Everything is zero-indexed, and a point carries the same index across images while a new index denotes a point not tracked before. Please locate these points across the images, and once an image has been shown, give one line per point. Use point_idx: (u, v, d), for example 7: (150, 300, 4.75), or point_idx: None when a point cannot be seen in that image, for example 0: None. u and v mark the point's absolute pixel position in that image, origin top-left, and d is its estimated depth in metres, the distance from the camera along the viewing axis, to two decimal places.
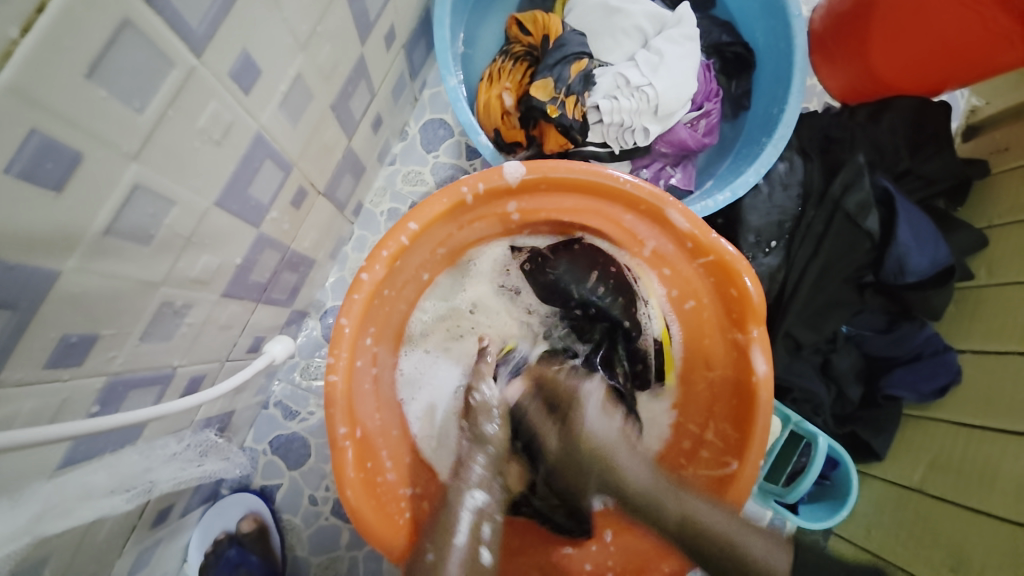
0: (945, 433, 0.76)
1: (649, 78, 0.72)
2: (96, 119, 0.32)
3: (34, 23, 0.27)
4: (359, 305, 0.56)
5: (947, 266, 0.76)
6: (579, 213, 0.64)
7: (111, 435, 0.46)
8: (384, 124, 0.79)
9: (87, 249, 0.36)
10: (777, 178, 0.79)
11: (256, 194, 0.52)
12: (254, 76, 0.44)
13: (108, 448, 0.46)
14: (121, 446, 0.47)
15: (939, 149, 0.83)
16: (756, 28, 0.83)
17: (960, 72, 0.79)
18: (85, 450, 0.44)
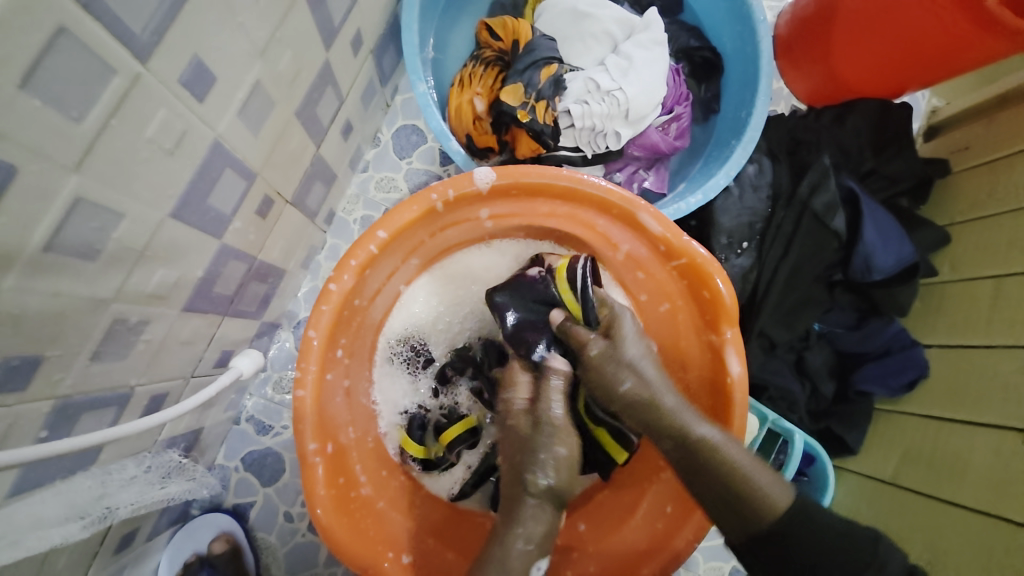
0: (916, 426, 0.78)
1: (619, 83, 0.73)
2: (29, 131, 0.31)
3: None
4: (327, 319, 0.54)
5: (911, 264, 0.78)
6: (553, 217, 0.64)
7: (60, 462, 0.43)
8: (355, 130, 0.77)
9: (26, 266, 0.34)
10: (747, 180, 0.80)
11: (216, 204, 0.50)
12: (208, 82, 0.42)
13: (57, 476, 0.43)
14: (77, 472, 0.45)
15: (900, 150, 0.86)
16: (723, 33, 0.85)
17: (919, 73, 0.82)
18: (32, 478, 0.41)
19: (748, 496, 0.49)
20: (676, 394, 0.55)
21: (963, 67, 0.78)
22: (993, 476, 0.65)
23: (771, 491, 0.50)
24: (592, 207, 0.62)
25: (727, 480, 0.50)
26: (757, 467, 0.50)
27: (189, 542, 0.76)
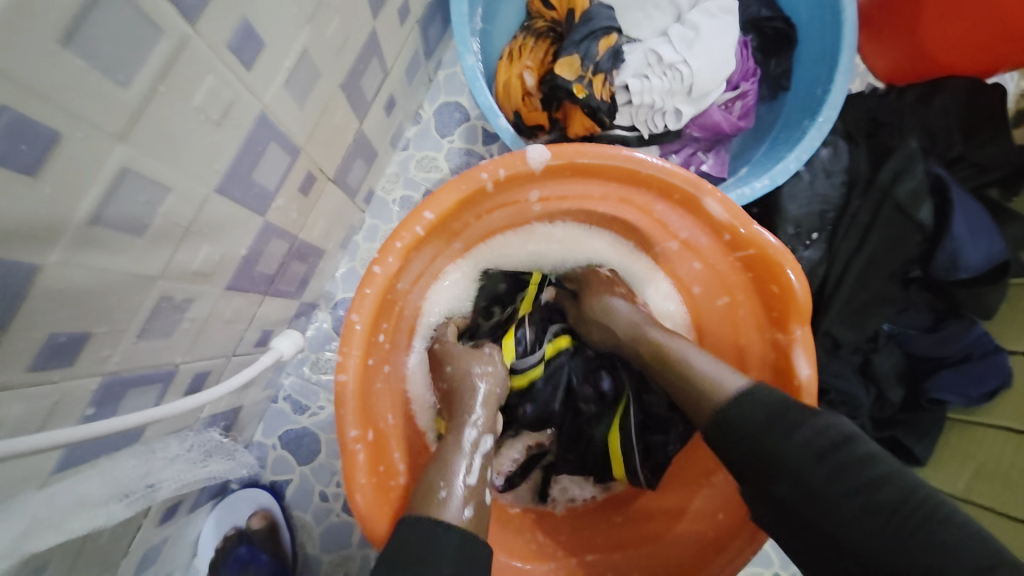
0: (994, 439, 0.71)
1: (684, 55, 0.67)
2: (74, 95, 0.29)
3: None
4: (371, 303, 0.52)
5: (1003, 262, 0.70)
6: (607, 200, 0.60)
7: (108, 439, 0.43)
8: (398, 105, 0.74)
9: (71, 240, 0.33)
10: (820, 165, 0.73)
11: (260, 179, 0.48)
12: (257, 48, 0.40)
13: (104, 452, 0.43)
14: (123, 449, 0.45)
15: (996, 136, 0.76)
16: (799, 0, 0.76)
17: (1017, 51, 0.71)
18: (81, 454, 0.40)
19: (691, 383, 0.51)
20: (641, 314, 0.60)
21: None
22: None
23: (725, 380, 0.50)
24: (653, 192, 0.58)
25: (682, 376, 0.52)
26: (726, 372, 0.51)
27: (229, 516, 0.78)
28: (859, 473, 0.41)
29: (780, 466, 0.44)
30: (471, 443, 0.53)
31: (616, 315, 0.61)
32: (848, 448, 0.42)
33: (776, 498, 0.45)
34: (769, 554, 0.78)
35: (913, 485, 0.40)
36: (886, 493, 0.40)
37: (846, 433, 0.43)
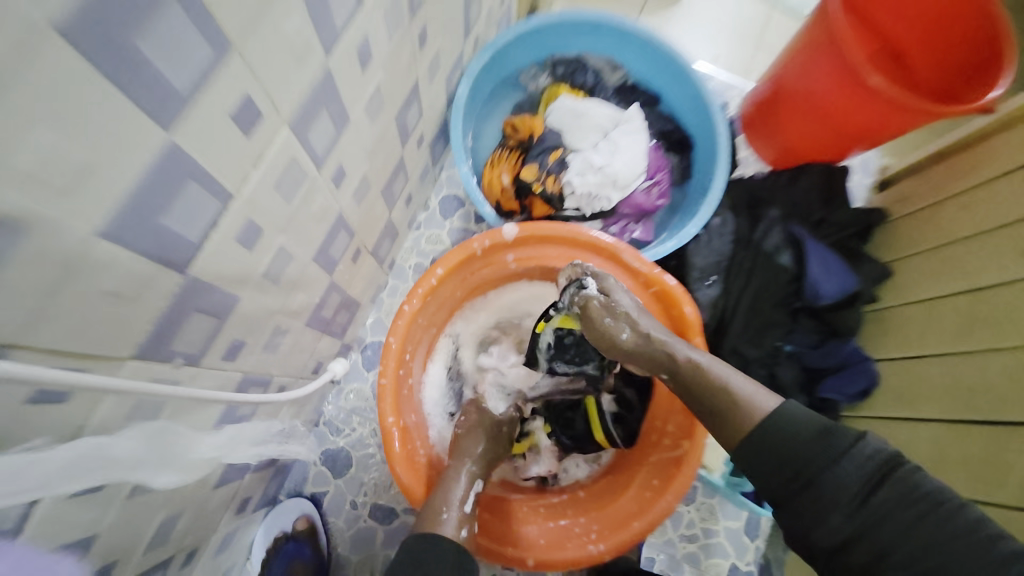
0: (876, 427, 0.95)
1: (608, 161, 0.99)
2: (273, 213, 0.54)
3: (261, 163, 0.48)
4: (402, 328, 0.78)
5: (852, 292, 0.98)
6: (559, 259, 0.88)
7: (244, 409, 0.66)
8: (414, 199, 1.05)
9: (256, 285, 0.57)
10: (714, 230, 1.02)
11: (333, 252, 0.76)
12: (343, 176, 0.67)
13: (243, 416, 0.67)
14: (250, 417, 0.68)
15: (844, 205, 1.08)
16: (691, 119, 1.11)
17: (856, 142, 1.05)
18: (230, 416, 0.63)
19: (734, 401, 0.64)
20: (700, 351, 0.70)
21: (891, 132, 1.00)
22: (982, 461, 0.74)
23: (751, 394, 0.64)
24: (588, 250, 0.86)
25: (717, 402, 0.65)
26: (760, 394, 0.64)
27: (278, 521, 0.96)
28: (894, 486, 0.53)
29: (823, 479, 0.55)
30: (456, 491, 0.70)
31: (618, 328, 0.74)
32: (895, 467, 0.54)
33: (808, 517, 0.55)
34: (721, 545, 1.06)
35: (968, 516, 0.49)
36: (925, 504, 0.51)
37: (885, 457, 0.55)
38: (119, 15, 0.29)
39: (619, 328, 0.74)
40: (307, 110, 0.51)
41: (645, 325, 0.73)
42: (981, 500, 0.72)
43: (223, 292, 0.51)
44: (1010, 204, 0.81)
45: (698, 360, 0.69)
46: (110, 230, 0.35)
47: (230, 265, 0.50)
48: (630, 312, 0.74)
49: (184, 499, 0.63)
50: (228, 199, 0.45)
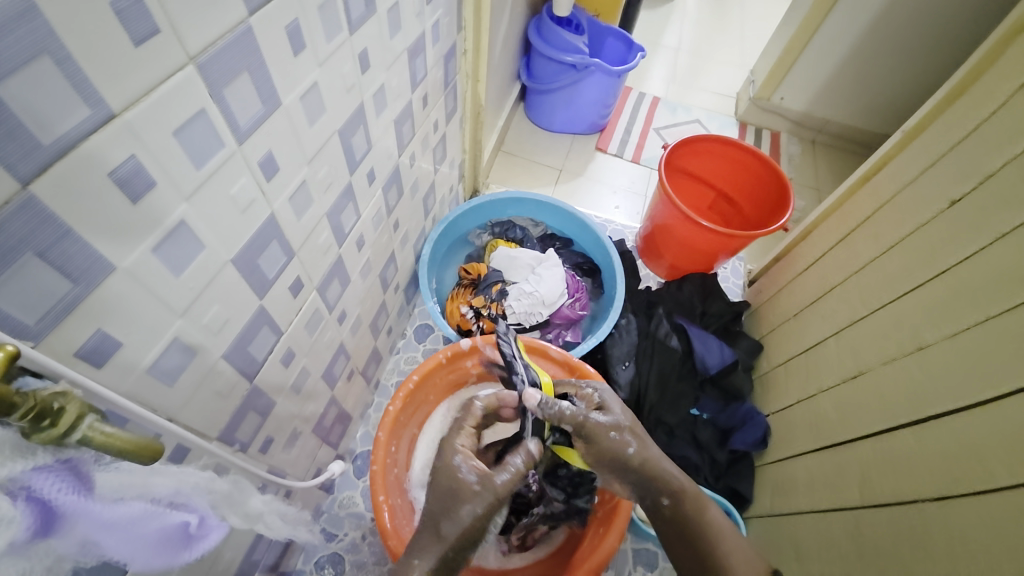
0: (771, 468, 1.18)
1: (536, 287, 1.33)
2: (303, 342, 0.84)
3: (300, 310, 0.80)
4: (389, 425, 1.03)
5: (732, 361, 1.30)
6: (506, 361, 1.19)
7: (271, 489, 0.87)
8: (393, 330, 1.36)
9: (286, 394, 0.84)
10: (623, 329, 1.34)
11: (335, 371, 1.03)
12: (345, 316, 0.99)
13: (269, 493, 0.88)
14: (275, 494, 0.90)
15: (718, 300, 1.45)
16: (596, 252, 1.53)
17: (714, 257, 1.46)
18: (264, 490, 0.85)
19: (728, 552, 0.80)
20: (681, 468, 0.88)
21: (732, 250, 1.40)
22: (883, 464, 0.87)
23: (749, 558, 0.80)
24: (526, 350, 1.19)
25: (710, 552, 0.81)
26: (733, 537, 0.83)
27: None
28: None
29: None
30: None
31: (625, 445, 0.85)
32: None
33: None
34: None
35: None
36: None
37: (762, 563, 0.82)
38: (255, 247, 0.63)
39: (603, 439, 0.85)
40: (327, 277, 0.86)
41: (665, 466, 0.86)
42: (891, 501, 0.83)
43: (267, 398, 0.78)
44: (811, 296, 1.24)
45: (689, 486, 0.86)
46: (228, 354, 0.64)
47: (275, 378, 0.78)
48: (633, 428, 0.87)
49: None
50: (281, 333, 0.76)
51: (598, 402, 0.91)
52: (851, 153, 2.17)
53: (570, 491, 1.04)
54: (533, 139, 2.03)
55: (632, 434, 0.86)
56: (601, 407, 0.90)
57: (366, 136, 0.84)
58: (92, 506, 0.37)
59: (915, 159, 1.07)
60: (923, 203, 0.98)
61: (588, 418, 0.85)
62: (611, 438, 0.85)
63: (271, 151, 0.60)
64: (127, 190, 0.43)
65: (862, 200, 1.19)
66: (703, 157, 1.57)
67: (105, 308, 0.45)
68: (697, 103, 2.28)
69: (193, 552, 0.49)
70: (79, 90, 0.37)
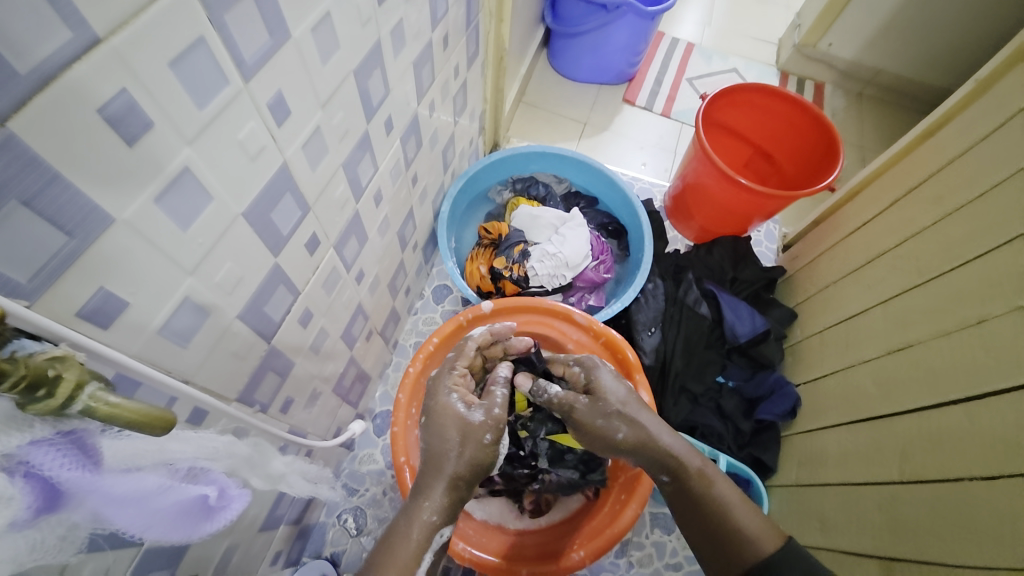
0: (798, 440, 1.15)
1: (559, 249, 1.27)
2: (321, 302, 0.80)
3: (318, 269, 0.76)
4: (408, 387, 1.02)
5: (763, 331, 1.24)
6: (528, 324, 1.14)
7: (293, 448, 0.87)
8: (411, 290, 1.32)
9: (305, 354, 0.81)
10: (649, 294, 1.29)
11: (354, 332, 1.00)
12: (363, 275, 0.95)
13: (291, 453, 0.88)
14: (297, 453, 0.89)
15: (750, 265, 1.38)
16: (623, 212, 1.45)
17: (748, 220, 1.37)
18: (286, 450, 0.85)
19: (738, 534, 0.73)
20: (682, 443, 0.81)
21: (769, 212, 1.31)
22: (928, 442, 0.83)
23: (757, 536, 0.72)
24: (548, 314, 1.14)
25: (720, 525, 0.74)
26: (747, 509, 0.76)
27: None
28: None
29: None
30: (435, 538, 0.70)
31: (614, 429, 0.81)
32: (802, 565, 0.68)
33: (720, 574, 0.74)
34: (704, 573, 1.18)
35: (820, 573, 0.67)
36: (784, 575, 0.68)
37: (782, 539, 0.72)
38: (267, 201, 0.58)
39: (589, 418, 0.83)
40: (343, 234, 0.81)
41: (664, 441, 0.80)
42: (934, 481, 0.79)
43: (286, 359, 0.75)
44: (855, 263, 1.16)
45: (697, 465, 0.78)
46: (242, 315, 0.60)
47: (293, 338, 0.75)
48: (621, 413, 0.82)
49: (240, 532, 0.78)
50: (298, 293, 0.72)
51: (586, 384, 0.88)
52: (901, 107, 1.99)
53: (582, 470, 1.07)
54: (556, 89, 1.90)
55: (620, 418, 0.82)
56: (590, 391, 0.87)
57: (382, 79, 0.76)
58: (98, 481, 0.36)
59: (988, 111, 0.94)
60: (996, 161, 0.88)
61: (574, 408, 0.85)
62: (598, 425, 0.82)
63: (281, 91, 0.54)
64: (121, 131, 0.38)
65: (922, 158, 1.08)
66: (744, 110, 1.44)
67: (105, 264, 0.41)
68: (735, 50, 2.09)
69: (220, 522, 0.47)
70: (55, 7, 0.31)
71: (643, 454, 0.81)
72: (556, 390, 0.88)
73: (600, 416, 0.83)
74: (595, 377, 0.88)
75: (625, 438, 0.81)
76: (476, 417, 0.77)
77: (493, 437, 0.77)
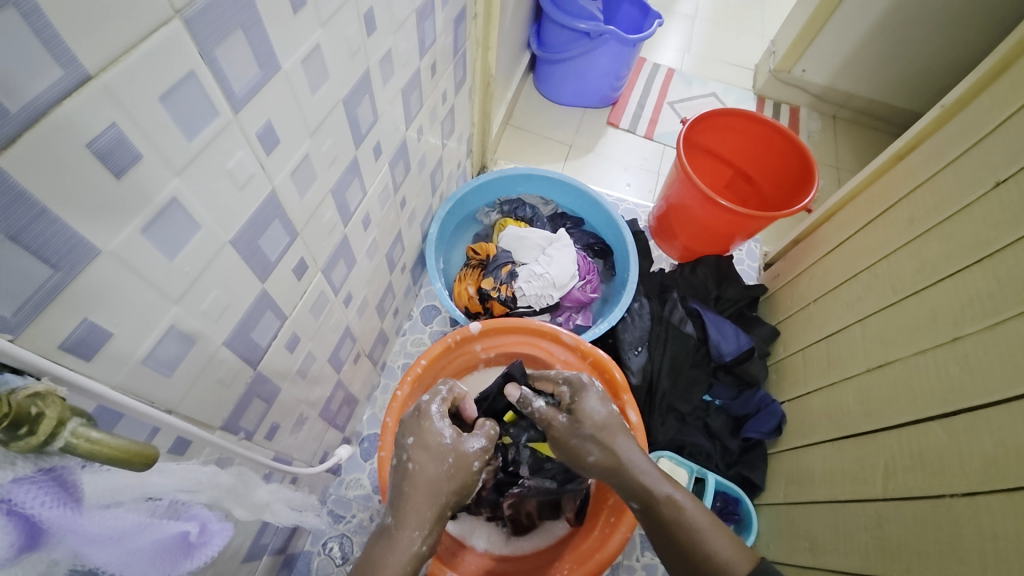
0: (786, 457, 1.16)
1: (546, 269, 1.28)
2: (308, 327, 0.80)
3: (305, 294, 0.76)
4: (396, 410, 1.01)
5: (747, 348, 1.26)
6: (518, 345, 1.15)
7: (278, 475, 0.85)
8: (400, 311, 1.32)
9: (292, 379, 0.80)
10: (635, 313, 1.31)
11: (341, 355, 1.00)
12: (351, 297, 0.95)
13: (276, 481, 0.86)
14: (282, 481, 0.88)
15: (733, 284, 1.41)
16: (609, 233, 1.48)
17: (731, 239, 1.40)
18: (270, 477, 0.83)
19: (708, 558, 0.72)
20: (652, 467, 0.81)
21: (751, 232, 1.35)
22: (912, 457, 0.84)
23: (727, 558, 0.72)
24: (535, 335, 1.15)
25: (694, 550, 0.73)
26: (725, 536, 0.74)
27: None
28: None
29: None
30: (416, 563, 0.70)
31: (586, 451, 0.82)
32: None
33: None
34: None
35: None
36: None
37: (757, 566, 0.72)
38: (255, 228, 0.58)
39: (568, 438, 0.84)
40: (331, 258, 0.81)
41: (636, 466, 0.80)
42: (919, 496, 0.81)
43: (272, 384, 0.75)
44: (834, 281, 1.19)
45: (668, 491, 0.78)
46: (229, 341, 0.60)
47: (280, 363, 0.74)
48: (596, 436, 0.82)
49: (221, 564, 0.76)
50: (285, 318, 0.72)
51: (570, 403, 0.87)
52: (872, 130, 2.08)
53: (561, 480, 1.03)
54: (542, 113, 1.94)
55: (594, 442, 0.82)
56: (572, 410, 0.86)
57: (371, 107, 0.78)
58: (79, 519, 0.35)
59: (955, 137, 0.99)
60: (964, 184, 0.92)
61: (551, 425, 0.85)
62: (572, 445, 0.83)
63: (270, 122, 0.55)
64: (108, 163, 0.38)
65: (895, 180, 1.12)
66: (723, 133, 1.49)
67: (90, 295, 0.40)
68: (713, 76, 2.17)
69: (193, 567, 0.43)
70: (48, 47, 0.32)
71: (614, 478, 0.81)
72: (540, 407, 0.86)
73: (577, 436, 0.83)
74: (578, 393, 0.87)
75: (597, 461, 0.82)
76: (464, 448, 0.77)
77: (478, 466, 0.77)
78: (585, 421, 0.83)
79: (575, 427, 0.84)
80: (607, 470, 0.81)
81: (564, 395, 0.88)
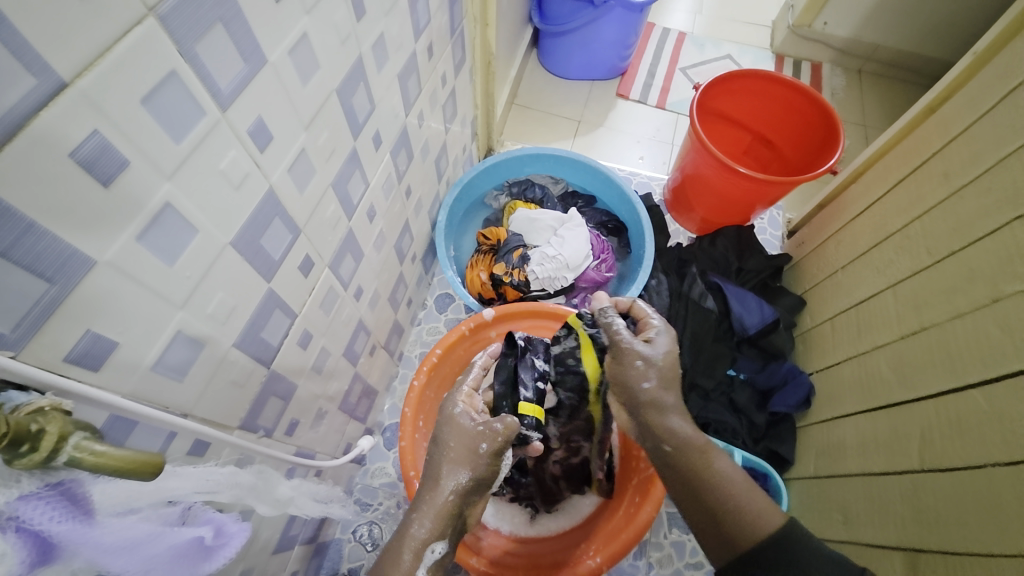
0: (815, 431, 1.12)
1: (559, 250, 1.26)
2: (320, 323, 0.80)
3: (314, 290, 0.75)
4: (414, 400, 1.01)
5: (772, 321, 1.21)
6: (534, 329, 1.13)
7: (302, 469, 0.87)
8: (413, 300, 1.32)
9: (307, 376, 0.81)
10: (653, 290, 1.27)
11: (356, 348, 1.00)
12: (361, 290, 0.95)
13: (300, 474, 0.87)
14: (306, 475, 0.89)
15: (755, 255, 1.36)
16: (622, 209, 1.43)
17: (750, 208, 1.34)
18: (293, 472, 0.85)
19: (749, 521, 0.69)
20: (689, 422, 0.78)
21: (771, 199, 1.29)
22: (949, 429, 0.80)
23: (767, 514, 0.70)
24: (551, 318, 1.13)
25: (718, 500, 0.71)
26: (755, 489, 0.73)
27: None
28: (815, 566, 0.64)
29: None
30: (427, 554, 0.69)
31: (645, 374, 0.78)
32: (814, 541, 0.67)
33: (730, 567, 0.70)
34: None
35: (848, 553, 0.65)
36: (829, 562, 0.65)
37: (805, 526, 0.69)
38: (256, 228, 0.58)
39: (629, 360, 0.80)
40: (338, 253, 0.80)
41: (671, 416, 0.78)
42: (957, 469, 0.77)
43: (288, 381, 0.75)
44: (863, 246, 1.14)
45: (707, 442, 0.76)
46: (240, 342, 0.60)
47: (294, 361, 0.75)
48: (659, 364, 0.79)
49: (252, 557, 0.78)
50: (295, 316, 0.72)
51: (645, 334, 0.84)
52: (901, 83, 1.95)
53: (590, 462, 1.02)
54: (548, 89, 1.88)
55: (655, 371, 0.78)
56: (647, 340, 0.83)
57: (367, 94, 0.76)
58: (89, 531, 0.36)
59: (989, 84, 0.92)
60: (1002, 134, 0.85)
61: (619, 339, 0.82)
62: (636, 367, 0.79)
63: (261, 117, 0.53)
64: (95, 172, 0.38)
65: (927, 133, 1.05)
66: (739, 96, 1.42)
67: (92, 306, 0.40)
68: (727, 36, 2.06)
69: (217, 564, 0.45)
70: (19, 56, 0.31)
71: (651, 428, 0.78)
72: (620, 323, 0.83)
73: (638, 356, 0.79)
74: (653, 327, 0.85)
75: (643, 390, 0.78)
76: (472, 426, 0.77)
77: (490, 448, 0.75)
78: (656, 348, 0.81)
79: (642, 348, 0.80)
80: (636, 403, 0.79)
81: (648, 327, 0.86)
